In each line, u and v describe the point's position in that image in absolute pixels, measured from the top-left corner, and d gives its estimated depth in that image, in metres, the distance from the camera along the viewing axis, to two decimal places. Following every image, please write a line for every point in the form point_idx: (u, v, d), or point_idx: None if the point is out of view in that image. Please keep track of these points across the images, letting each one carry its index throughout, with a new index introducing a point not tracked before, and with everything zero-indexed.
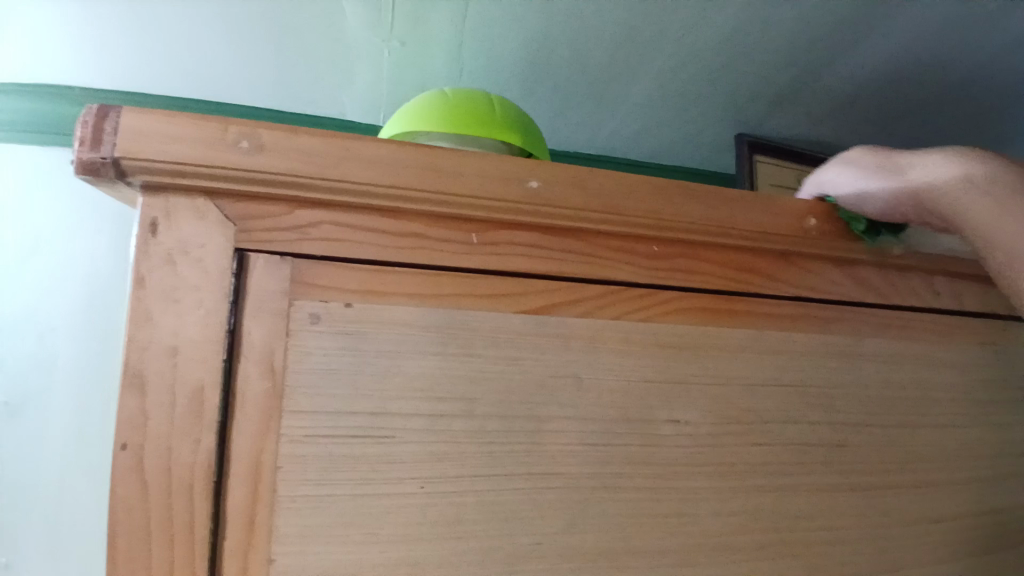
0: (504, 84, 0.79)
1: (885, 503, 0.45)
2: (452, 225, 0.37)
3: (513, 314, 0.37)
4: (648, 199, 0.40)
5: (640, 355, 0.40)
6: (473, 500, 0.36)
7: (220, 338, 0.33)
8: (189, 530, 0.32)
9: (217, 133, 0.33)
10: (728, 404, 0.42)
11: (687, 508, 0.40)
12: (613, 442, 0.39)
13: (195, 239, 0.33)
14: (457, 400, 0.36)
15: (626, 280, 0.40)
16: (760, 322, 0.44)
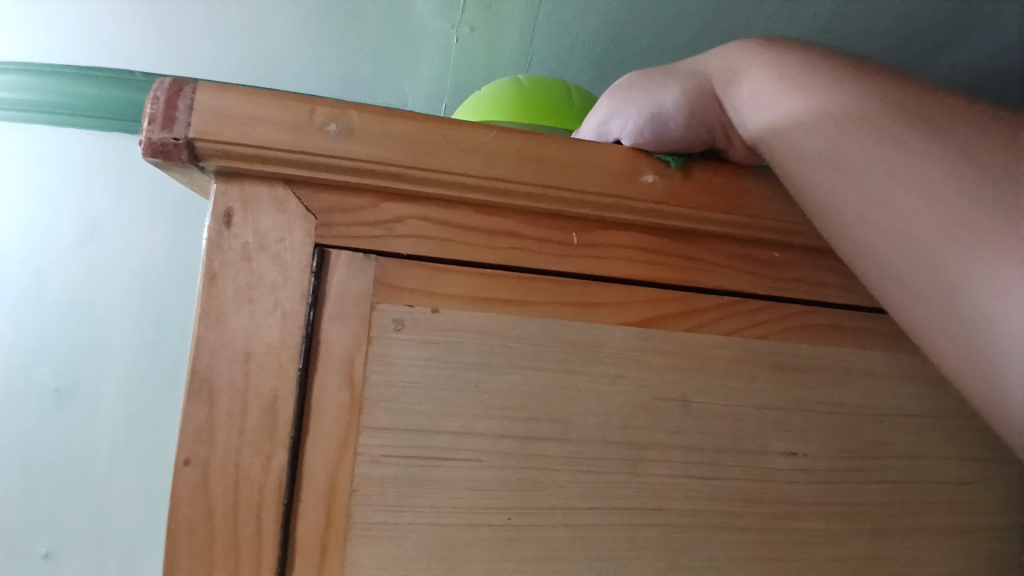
0: (576, 74, 0.74)
1: (1023, 554, 0.40)
2: (549, 224, 0.32)
3: (616, 326, 0.33)
4: (773, 198, 0.34)
5: (756, 376, 0.35)
6: (565, 535, 0.32)
7: (296, 344, 0.29)
8: (257, 555, 0.29)
9: (302, 116, 0.29)
10: (850, 436, 0.37)
11: (799, 549, 0.36)
12: (722, 475, 0.34)
13: (273, 232, 0.30)
14: (551, 422, 0.32)
15: (743, 291, 0.35)
16: (890, 342, 0.38)
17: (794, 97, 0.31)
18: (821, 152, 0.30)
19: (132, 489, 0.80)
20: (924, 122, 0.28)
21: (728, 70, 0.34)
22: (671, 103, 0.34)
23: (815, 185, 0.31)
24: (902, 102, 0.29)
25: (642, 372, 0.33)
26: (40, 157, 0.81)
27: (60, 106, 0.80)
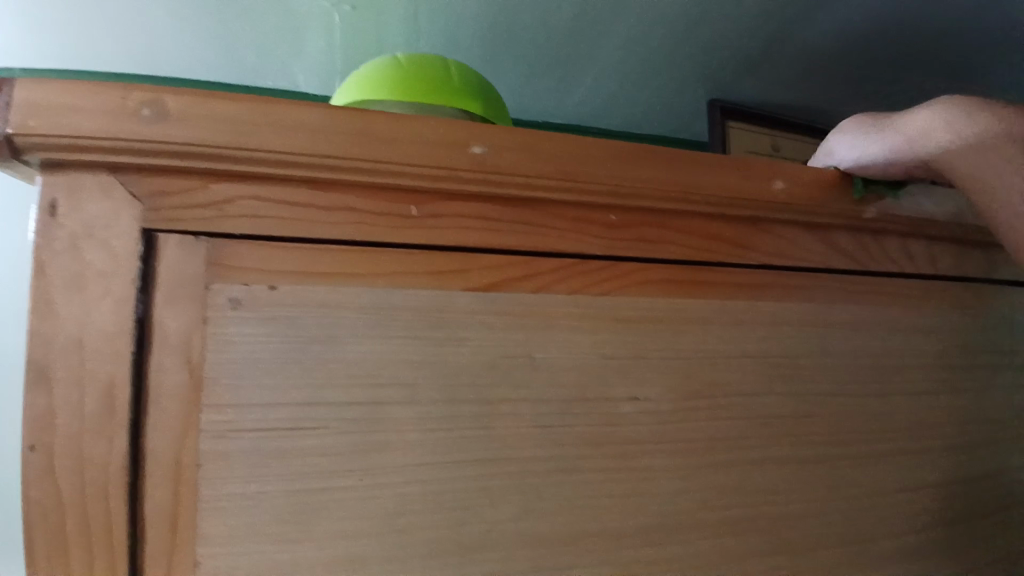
0: (470, 50, 0.74)
1: (849, 473, 0.45)
2: (387, 198, 0.33)
3: (459, 292, 0.35)
4: (605, 163, 0.36)
5: (598, 331, 0.37)
6: (419, 491, 0.34)
7: (129, 330, 0.30)
8: (107, 532, 0.30)
9: (116, 102, 0.29)
10: (692, 376, 0.40)
11: (647, 486, 0.39)
12: (570, 423, 0.37)
13: (100, 219, 0.30)
14: (398, 385, 0.34)
15: (584, 251, 0.37)
16: (727, 292, 0.41)
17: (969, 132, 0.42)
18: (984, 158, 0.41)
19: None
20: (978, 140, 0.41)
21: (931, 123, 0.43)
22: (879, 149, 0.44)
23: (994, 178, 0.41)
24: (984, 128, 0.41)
25: (487, 333, 0.35)
26: None
27: None
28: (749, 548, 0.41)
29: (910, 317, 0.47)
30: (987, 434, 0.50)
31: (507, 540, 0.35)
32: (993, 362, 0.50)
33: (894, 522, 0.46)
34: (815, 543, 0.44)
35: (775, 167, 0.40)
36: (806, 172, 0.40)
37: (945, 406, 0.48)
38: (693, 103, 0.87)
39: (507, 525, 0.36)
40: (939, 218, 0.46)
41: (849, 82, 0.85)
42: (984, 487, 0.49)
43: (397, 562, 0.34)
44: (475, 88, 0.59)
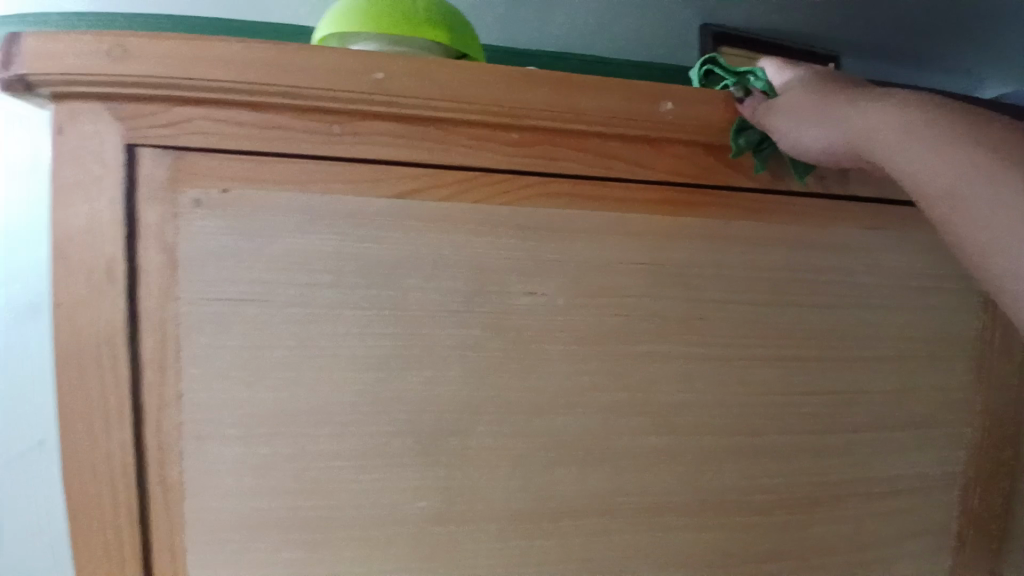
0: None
1: (743, 373, 0.50)
2: (314, 119, 0.41)
3: (376, 197, 0.42)
4: (497, 88, 0.41)
5: (500, 235, 0.44)
6: (345, 355, 0.43)
7: (120, 221, 0.40)
8: (114, 370, 0.41)
9: (93, 42, 0.37)
10: (586, 279, 0.46)
11: (541, 366, 0.46)
12: (473, 310, 0.44)
13: (94, 137, 0.39)
14: (326, 272, 0.42)
15: (489, 166, 0.44)
16: (624, 204, 0.46)
17: (953, 148, 0.39)
18: (965, 169, 0.38)
19: (19, 489, 0.81)
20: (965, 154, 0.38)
21: (908, 125, 0.40)
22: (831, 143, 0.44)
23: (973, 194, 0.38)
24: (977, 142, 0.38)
25: (399, 233, 0.43)
26: None
27: None
28: (637, 427, 0.48)
29: (820, 235, 0.50)
30: (892, 347, 0.53)
31: (417, 401, 0.44)
32: (904, 280, 0.53)
33: (788, 420, 0.51)
34: (702, 431, 0.50)
35: (663, 90, 0.44)
36: (694, 96, 0.45)
37: (852, 319, 0.52)
38: (684, 29, 0.87)
39: (418, 391, 0.44)
40: None
41: None
42: (882, 394, 0.53)
43: (329, 407, 0.43)
44: (441, 19, 0.64)
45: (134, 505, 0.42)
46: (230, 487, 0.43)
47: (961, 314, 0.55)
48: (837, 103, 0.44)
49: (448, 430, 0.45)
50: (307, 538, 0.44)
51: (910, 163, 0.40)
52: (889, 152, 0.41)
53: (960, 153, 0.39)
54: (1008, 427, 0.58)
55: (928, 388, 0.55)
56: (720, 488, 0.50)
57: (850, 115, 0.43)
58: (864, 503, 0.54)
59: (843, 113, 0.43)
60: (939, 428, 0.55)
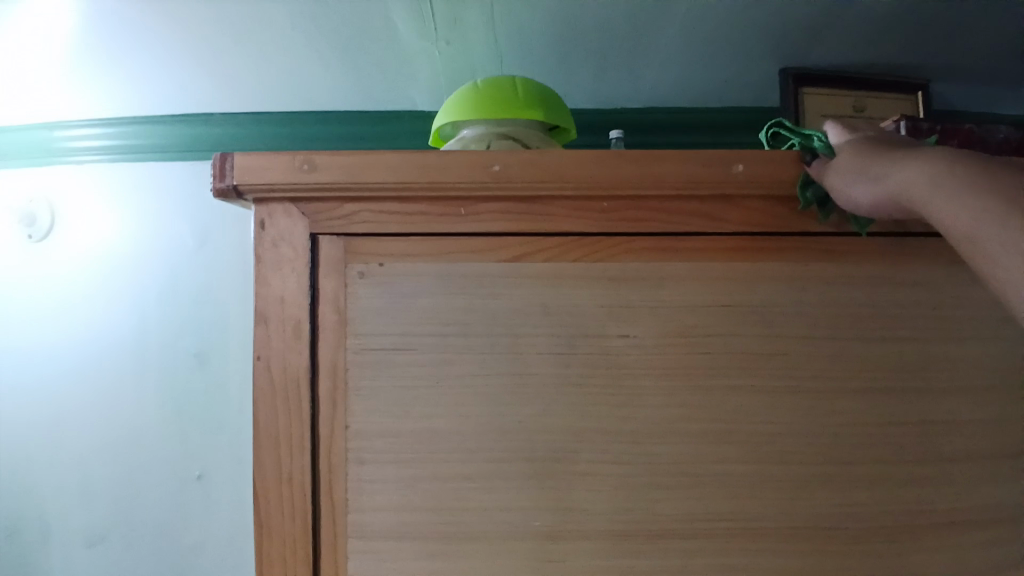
0: (541, 60, 0.91)
1: (831, 404, 0.53)
2: (443, 204, 0.52)
3: (493, 262, 0.52)
4: (587, 168, 0.50)
5: (595, 287, 0.52)
6: (470, 392, 0.52)
7: (305, 291, 0.53)
8: (299, 405, 0.53)
9: (290, 159, 0.51)
10: (672, 321, 0.52)
11: (635, 400, 0.52)
12: (575, 352, 0.52)
13: (287, 230, 0.53)
14: (456, 324, 0.52)
15: (583, 230, 0.52)
16: (704, 254, 0.52)
17: (982, 200, 0.41)
18: (995, 220, 0.40)
19: (219, 513, 1.03)
20: (995, 205, 0.40)
21: (940, 180, 0.43)
22: (873, 198, 0.48)
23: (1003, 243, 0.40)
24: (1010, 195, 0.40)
25: (510, 290, 0.52)
26: (153, 186, 1.06)
27: (161, 145, 1.05)
28: (729, 456, 0.52)
29: (897, 271, 0.54)
30: (987, 377, 0.54)
31: (528, 429, 0.52)
32: (998, 311, 0.54)
33: (880, 450, 0.53)
34: (790, 459, 0.53)
35: (733, 154, 0.50)
36: (762, 157, 0.51)
37: (941, 351, 0.54)
38: (763, 74, 0.92)
39: (530, 421, 0.52)
40: None
41: (930, 32, 0.85)
42: (980, 423, 0.54)
43: (459, 437, 0.52)
44: (538, 99, 0.74)
45: (308, 514, 0.53)
46: (382, 502, 0.53)
47: None
48: (878, 159, 0.47)
49: (554, 455, 0.52)
50: (438, 548, 0.53)
51: (942, 214, 0.43)
52: (931, 201, 0.44)
53: (992, 205, 0.41)
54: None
55: None
56: (811, 517, 0.53)
57: (889, 171, 0.46)
58: (972, 536, 0.54)
59: (882, 170, 0.47)
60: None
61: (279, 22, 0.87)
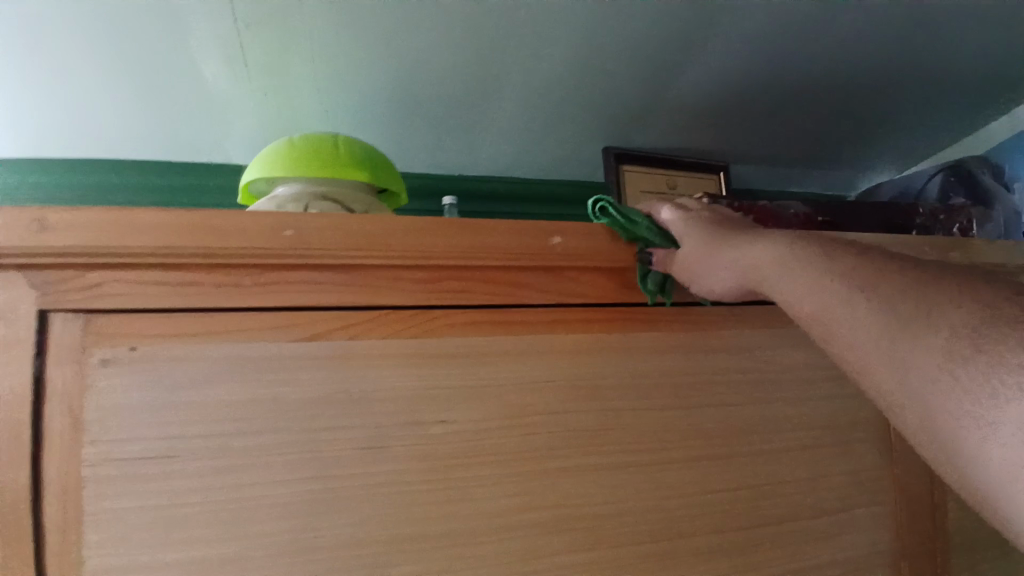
0: (377, 122, 0.83)
1: (662, 477, 0.52)
2: (231, 272, 0.44)
3: (290, 342, 0.44)
4: (401, 237, 0.46)
5: (413, 366, 0.46)
6: (260, 503, 0.42)
7: (27, 387, 0.40)
8: (9, 544, 0.39)
9: (12, 217, 0.39)
10: (499, 400, 0.48)
11: (464, 492, 0.46)
12: (391, 443, 0.45)
13: (6, 305, 0.40)
14: (241, 420, 0.43)
15: (399, 303, 0.47)
16: (529, 326, 0.50)
17: (823, 278, 0.45)
18: (835, 296, 0.44)
19: None
20: (833, 283, 0.44)
21: (783, 262, 0.48)
22: (727, 280, 0.53)
23: (846, 318, 0.43)
24: (846, 272, 0.44)
25: (312, 373, 0.44)
26: None
27: None
28: (568, 545, 0.48)
29: (710, 338, 0.56)
30: (794, 437, 0.57)
31: (337, 542, 0.43)
32: (795, 372, 0.58)
33: (711, 521, 0.53)
34: (627, 539, 0.50)
35: (549, 225, 0.49)
36: (578, 230, 0.51)
37: (754, 414, 0.56)
38: (592, 151, 0.98)
39: (340, 530, 0.44)
40: None
41: (727, 124, 0.96)
42: (794, 483, 0.56)
43: (244, 563, 0.42)
44: (364, 160, 0.69)
45: None
46: None
47: (852, 398, 0.60)
48: (725, 246, 0.52)
49: (371, 567, 0.44)
50: None
51: (792, 295, 0.47)
52: (779, 282, 0.49)
53: (831, 282, 0.45)
54: (921, 505, 0.61)
55: (836, 472, 0.58)
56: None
57: (737, 257, 0.52)
58: None
59: (732, 256, 0.52)
60: (856, 510, 0.58)
61: (48, 68, 0.65)
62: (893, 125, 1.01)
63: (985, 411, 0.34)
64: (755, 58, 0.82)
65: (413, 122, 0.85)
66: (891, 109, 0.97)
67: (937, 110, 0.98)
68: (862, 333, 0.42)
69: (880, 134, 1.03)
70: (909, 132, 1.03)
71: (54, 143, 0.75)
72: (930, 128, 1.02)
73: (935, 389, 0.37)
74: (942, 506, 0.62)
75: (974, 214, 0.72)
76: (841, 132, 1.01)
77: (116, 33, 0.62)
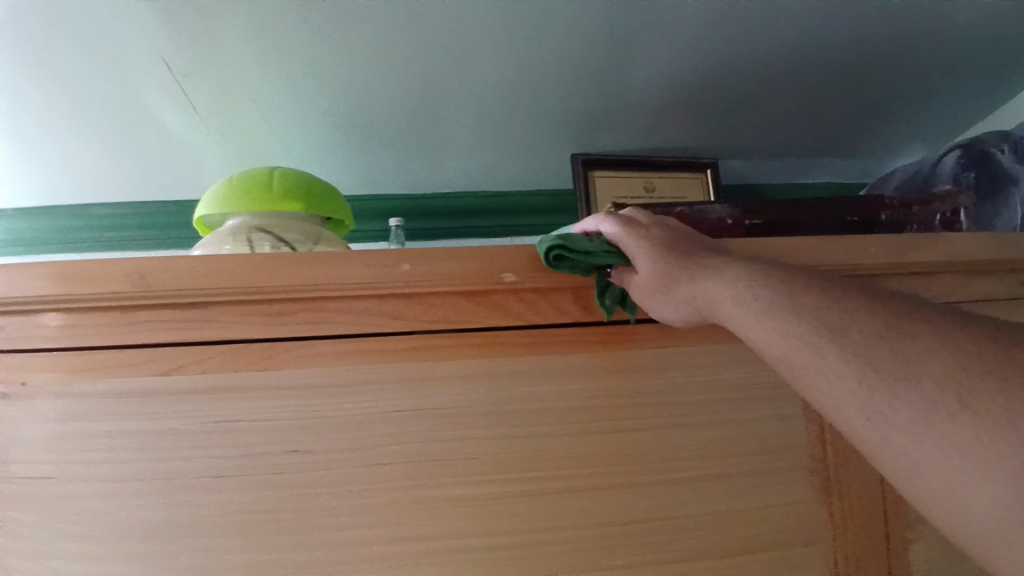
0: (330, 150, 0.83)
1: (540, 510, 0.48)
2: (89, 313, 0.46)
3: (141, 376, 0.46)
4: (243, 274, 0.46)
5: (266, 397, 0.47)
6: (110, 534, 0.44)
7: None
8: None
9: None
10: (355, 429, 0.47)
11: (315, 523, 0.46)
12: (242, 473, 0.46)
13: None
14: (96, 453, 0.45)
15: (250, 336, 0.47)
16: (387, 355, 0.48)
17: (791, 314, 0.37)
18: (805, 337, 0.36)
19: None
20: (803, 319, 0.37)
21: (746, 294, 0.40)
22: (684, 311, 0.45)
23: (820, 363, 0.35)
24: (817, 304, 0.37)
25: (161, 406, 0.45)
26: None
27: None
28: None
29: (599, 360, 0.51)
30: (704, 466, 0.51)
31: (178, 574, 0.44)
32: (706, 394, 0.52)
33: (596, 558, 0.48)
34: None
35: (397, 252, 0.48)
36: (434, 254, 0.48)
37: (656, 441, 0.51)
38: (563, 158, 0.93)
39: (186, 559, 0.44)
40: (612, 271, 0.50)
41: (709, 117, 0.87)
42: (704, 519, 0.50)
43: None
44: (307, 191, 0.72)
45: None
46: None
47: (781, 422, 0.53)
48: (683, 272, 0.44)
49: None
50: None
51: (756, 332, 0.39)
52: (741, 318, 0.40)
53: (801, 317, 0.37)
54: (874, 549, 0.52)
55: (759, 508, 0.51)
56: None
57: (694, 285, 0.44)
58: None
59: (689, 284, 0.44)
60: (787, 551, 0.51)
61: (31, 129, 0.73)
62: (917, 101, 0.86)
63: (993, 477, 0.28)
64: (717, 44, 0.73)
65: (367, 148, 0.84)
66: (911, 84, 0.82)
67: (967, 80, 0.83)
68: (841, 383, 0.34)
69: (898, 115, 0.89)
70: (932, 111, 0.89)
71: (61, 191, 0.85)
72: (966, 98, 0.87)
73: (952, 473, 0.30)
74: (904, 553, 0.53)
75: (962, 202, 0.62)
76: (853, 113, 0.88)
77: (75, 94, 0.69)
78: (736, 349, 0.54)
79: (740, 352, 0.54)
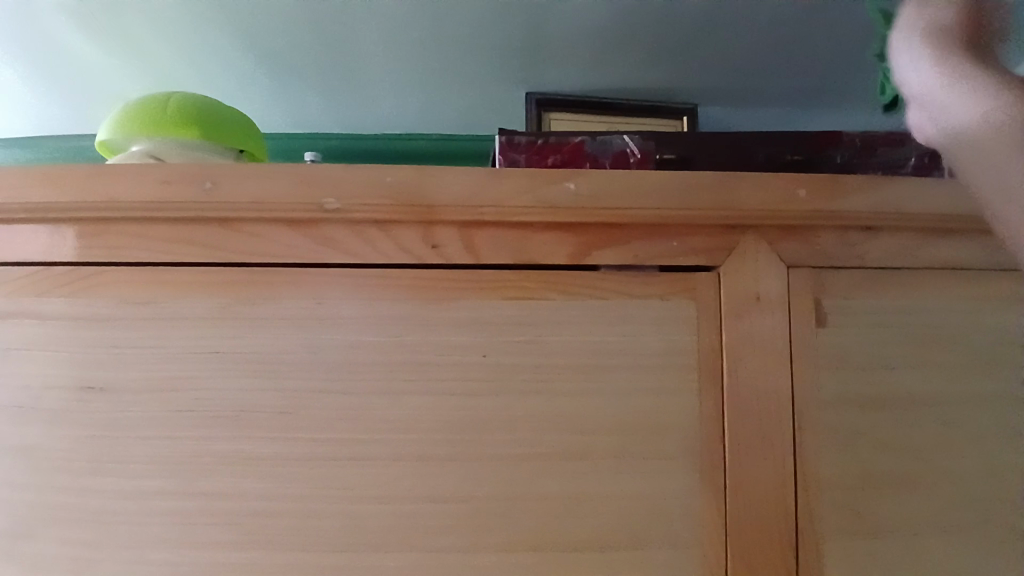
0: (256, 76, 0.78)
1: (358, 473, 0.41)
2: None
3: None
4: (31, 188, 0.41)
5: (59, 324, 0.42)
6: None
7: None
8: None
9: None
10: (153, 369, 0.41)
11: (106, 469, 0.41)
12: (32, 409, 0.41)
13: None
14: None
15: (46, 260, 0.42)
16: (193, 289, 0.42)
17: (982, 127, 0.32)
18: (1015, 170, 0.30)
19: None
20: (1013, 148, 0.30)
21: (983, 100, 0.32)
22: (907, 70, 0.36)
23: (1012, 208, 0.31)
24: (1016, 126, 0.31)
25: None
26: None
27: None
28: (223, 544, 0.41)
29: (444, 310, 0.42)
30: (563, 442, 0.42)
31: None
32: (577, 358, 0.43)
33: (420, 535, 0.41)
34: (297, 546, 0.41)
35: (196, 169, 0.41)
36: (244, 173, 0.41)
37: (508, 409, 0.42)
38: (515, 98, 0.83)
39: None
40: (465, 203, 0.42)
41: (673, 47, 0.76)
42: (555, 502, 0.42)
43: None
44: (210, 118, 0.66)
45: None
46: None
47: (668, 399, 0.43)
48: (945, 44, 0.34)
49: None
50: None
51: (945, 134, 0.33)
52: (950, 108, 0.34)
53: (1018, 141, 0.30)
54: (770, 565, 0.42)
55: (627, 497, 0.42)
56: None
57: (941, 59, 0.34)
58: None
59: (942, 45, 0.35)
60: (660, 549, 0.42)
61: None
62: None
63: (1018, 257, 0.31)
64: None
65: (294, 75, 0.78)
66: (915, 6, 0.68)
67: None
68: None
69: None
70: None
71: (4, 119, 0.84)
72: None
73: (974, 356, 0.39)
74: (816, 567, 0.42)
75: None
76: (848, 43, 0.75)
77: None
78: (625, 307, 0.43)
79: (626, 312, 0.43)
